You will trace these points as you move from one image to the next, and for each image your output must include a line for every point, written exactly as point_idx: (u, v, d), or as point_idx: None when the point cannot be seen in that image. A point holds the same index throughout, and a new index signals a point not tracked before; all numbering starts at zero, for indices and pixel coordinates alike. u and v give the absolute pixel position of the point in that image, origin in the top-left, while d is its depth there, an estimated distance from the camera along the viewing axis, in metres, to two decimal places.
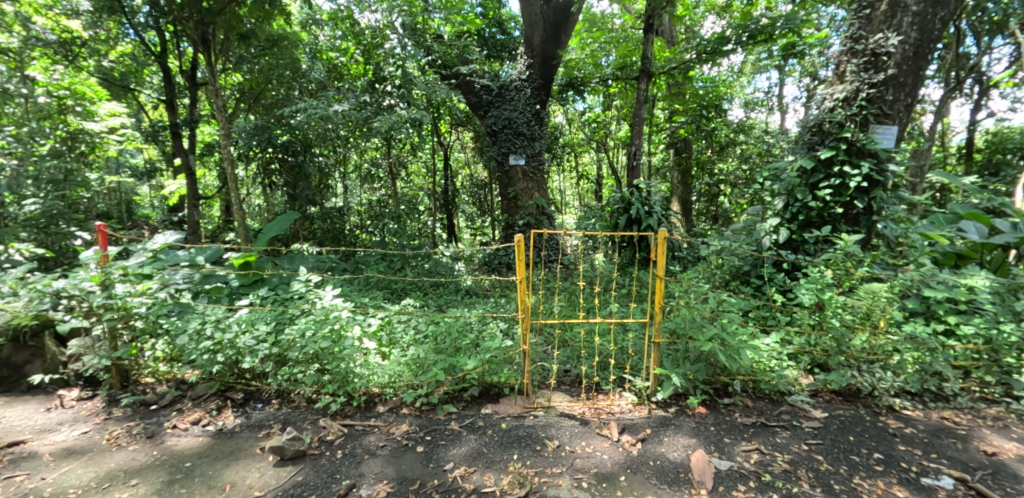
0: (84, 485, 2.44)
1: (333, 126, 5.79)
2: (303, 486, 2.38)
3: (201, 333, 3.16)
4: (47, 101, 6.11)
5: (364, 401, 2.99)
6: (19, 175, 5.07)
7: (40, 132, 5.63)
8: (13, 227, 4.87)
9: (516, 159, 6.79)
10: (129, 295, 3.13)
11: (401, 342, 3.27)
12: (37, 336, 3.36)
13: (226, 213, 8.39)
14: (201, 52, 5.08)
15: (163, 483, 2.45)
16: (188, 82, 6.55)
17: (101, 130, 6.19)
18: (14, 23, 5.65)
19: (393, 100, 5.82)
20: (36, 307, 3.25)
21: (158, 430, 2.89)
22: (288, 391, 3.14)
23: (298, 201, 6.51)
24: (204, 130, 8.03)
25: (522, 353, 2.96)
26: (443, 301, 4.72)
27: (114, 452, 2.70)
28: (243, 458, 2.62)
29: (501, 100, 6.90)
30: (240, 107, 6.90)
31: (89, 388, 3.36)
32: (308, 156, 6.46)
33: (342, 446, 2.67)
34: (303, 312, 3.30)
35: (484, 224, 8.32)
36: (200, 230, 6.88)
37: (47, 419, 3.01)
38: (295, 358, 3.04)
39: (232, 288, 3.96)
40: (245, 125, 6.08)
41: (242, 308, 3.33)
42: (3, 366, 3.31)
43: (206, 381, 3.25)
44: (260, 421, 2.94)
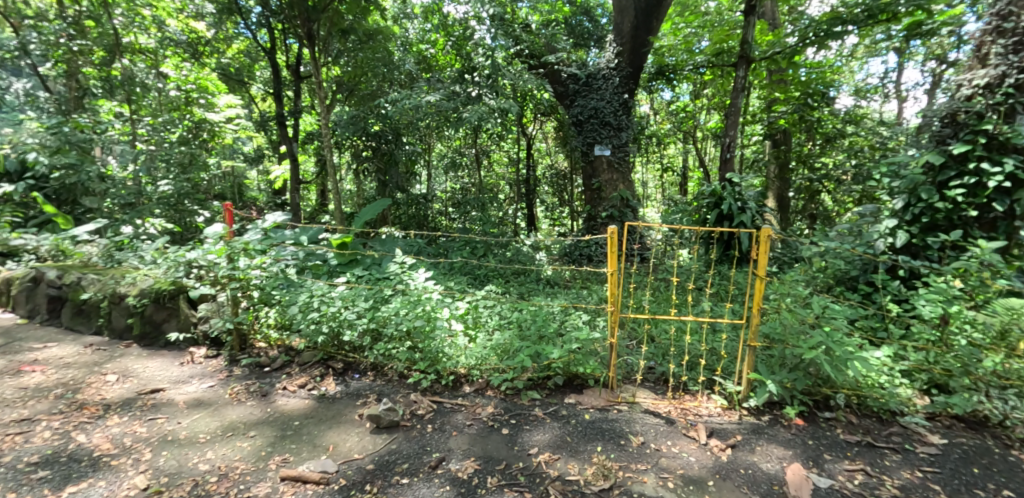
0: (211, 432, 2.77)
1: (424, 115, 6.00)
2: (396, 454, 2.53)
3: (308, 306, 3.45)
4: (177, 95, 6.87)
5: (452, 381, 3.12)
6: (154, 158, 6.08)
7: (172, 122, 6.36)
8: (150, 204, 5.77)
9: (601, 149, 6.69)
10: (249, 267, 3.50)
11: (486, 325, 3.36)
12: (174, 299, 3.82)
13: (322, 197, 9.06)
14: (307, 48, 5.59)
15: (276, 437, 2.72)
16: (293, 76, 7.14)
17: (221, 120, 6.78)
18: (151, 26, 6.70)
19: (481, 90, 5.80)
20: (173, 274, 3.73)
21: (270, 391, 3.19)
22: (382, 365, 3.35)
23: (389, 187, 6.89)
24: (306, 120, 8.72)
25: (610, 346, 2.92)
26: (524, 289, 4.77)
27: (235, 406, 3.03)
28: (343, 423, 2.83)
29: (587, 89, 6.78)
30: (338, 98, 7.40)
31: (214, 348, 3.77)
32: (398, 145, 6.79)
33: (431, 421, 2.81)
34: (397, 292, 3.49)
35: (563, 215, 8.21)
36: (300, 212, 7.46)
37: (180, 372, 3.45)
38: (390, 334, 3.24)
39: (331, 266, 4.24)
40: (341, 117, 6.50)
41: (342, 284, 3.59)
42: (148, 323, 3.85)
43: (311, 349, 3.52)
44: (357, 390, 3.16)
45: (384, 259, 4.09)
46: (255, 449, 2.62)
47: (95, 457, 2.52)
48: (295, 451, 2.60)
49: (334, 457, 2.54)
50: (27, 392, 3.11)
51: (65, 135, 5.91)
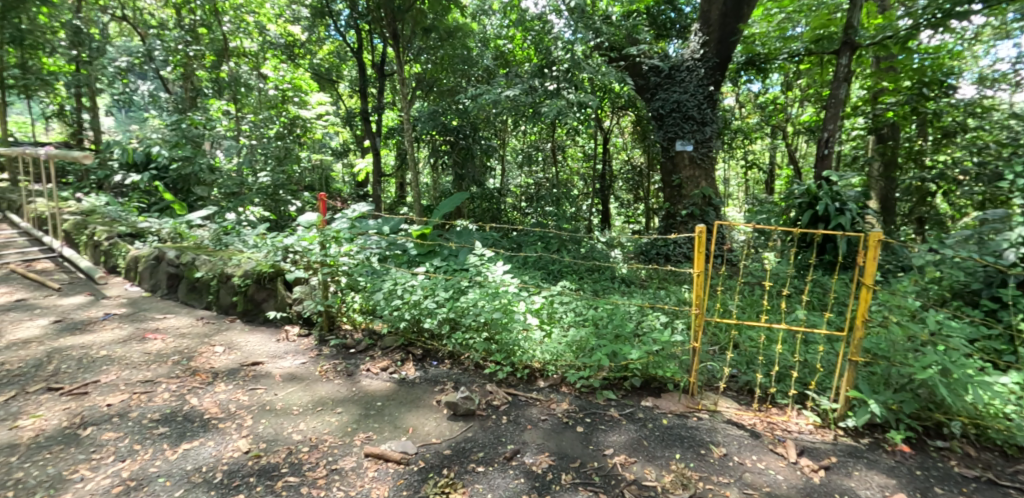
0: (303, 405, 2.99)
1: (501, 110, 6.05)
2: (472, 442, 2.61)
3: (392, 293, 3.62)
4: (275, 94, 7.32)
5: (527, 374, 3.17)
6: (254, 152, 6.65)
7: (271, 119, 6.93)
8: (251, 194, 6.40)
9: (682, 145, 6.42)
10: (338, 254, 3.73)
11: (562, 321, 3.37)
12: (273, 281, 4.17)
13: (401, 190, 9.48)
14: (393, 47, 5.87)
15: (361, 415, 2.89)
16: (377, 74, 7.50)
17: (312, 117, 7.26)
18: (253, 31, 7.73)
19: (559, 84, 5.79)
20: (272, 258, 4.07)
21: (355, 371, 3.40)
22: (459, 354, 3.46)
23: (465, 181, 7.00)
24: (388, 115, 9.15)
25: (692, 351, 2.80)
26: (599, 286, 4.71)
27: (324, 383, 3.26)
28: (421, 407, 2.96)
29: (670, 82, 6.49)
30: (418, 95, 7.68)
31: (305, 327, 4.07)
32: (475, 139, 6.93)
33: (506, 412, 2.86)
34: (475, 284, 3.57)
35: (638, 212, 8.17)
36: (382, 204, 7.85)
37: (277, 348, 3.76)
38: (468, 325, 3.32)
39: (411, 256, 4.41)
40: (421, 113, 6.75)
41: (422, 274, 3.73)
42: (250, 301, 4.23)
43: (392, 334, 3.70)
44: (435, 376, 3.29)
45: (462, 250, 4.21)
46: (342, 425, 2.80)
47: (206, 419, 2.81)
48: (378, 430, 2.75)
49: (413, 439, 2.66)
50: (151, 356, 3.52)
51: (183, 131, 6.79)
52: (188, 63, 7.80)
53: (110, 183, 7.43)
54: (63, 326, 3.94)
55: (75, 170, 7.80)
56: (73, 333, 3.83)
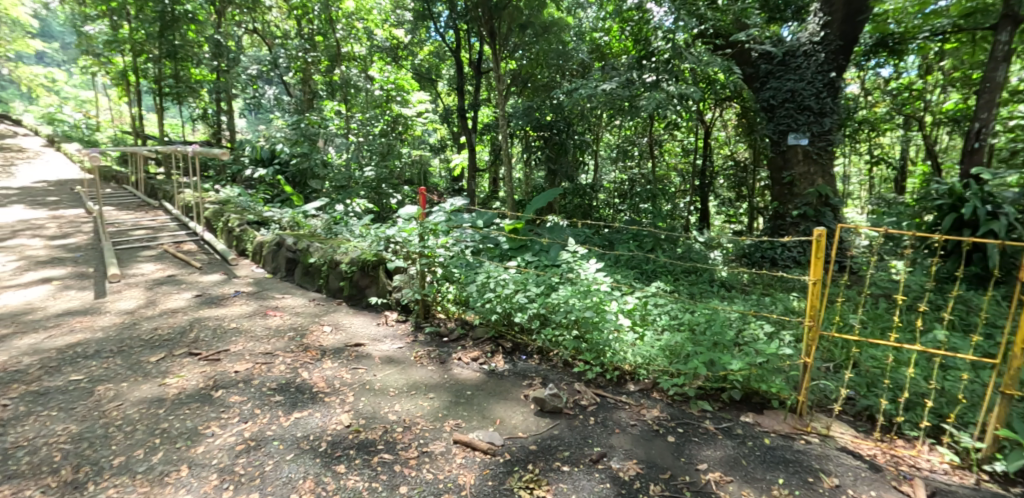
0: (399, 387, 3.17)
1: (596, 105, 5.93)
2: (558, 441, 2.61)
3: (485, 286, 3.73)
4: (380, 94, 7.77)
5: (616, 376, 3.13)
6: (361, 148, 7.21)
7: (377, 118, 7.45)
8: (358, 187, 6.94)
9: (796, 138, 5.87)
10: (435, 246, 3.90)
11: (656, 324, 3.31)
12: (375, 269, 4.48)
13: (494, 184, 9.70)
14: (490, 45, 6.04)
15: (451, 402, 3.00)
16: (474, 72, 7.71)
17: (413, 115, 7.64)
18: (363, 36, 8.49)
19: (658, 76, 5.49)
20: (376, 247, 4.36)
21: (447, 359, 3.55)
22: (548, 350, 3.49)
23: (558, 175, 7.11)
24: (484, 112, 9.39)
25: (803, 367, 2.55)
26: (695, 289, 4.47)
27: (419, 368, 3.43)
28: (509, 400, 3.01)
29: (783, 69, 5.88)
30: (513, 91, 7.78)
31: (402, 313, 4.32)
32: (569, 134, 6.88)
33: (594, 414, 2.83)
34: (567, 281, 3.57)
35: (740, 211, 7.61)
36: (476, 198, 8.10)
37: (378, 331, 4.04)
38: (558, 322, 3.33)
39: (503, 250, 4.50)
40: (516, 109, 6.83)
41: (514, 269, 3.80)
42: (354, 286, 4.58)
43: (483, 326, 3.81)
44: (523, 371, 3.35)
45: (554, 247, 4.23)
46: (433, 409, 2.93)
47: (314, 392, 3.08)
48: (467, 418, 2.84)
49: (501, 431, 2.72)
50: (271, 331, 3.95)
51: (303, 130, 7.55)
52: (307, 68, 8.65)
53: (243, 177, 8.45)
54: (203, 300, 4.54)
55: (215, 165, 8.97)
56: (211, 306, 4.40)
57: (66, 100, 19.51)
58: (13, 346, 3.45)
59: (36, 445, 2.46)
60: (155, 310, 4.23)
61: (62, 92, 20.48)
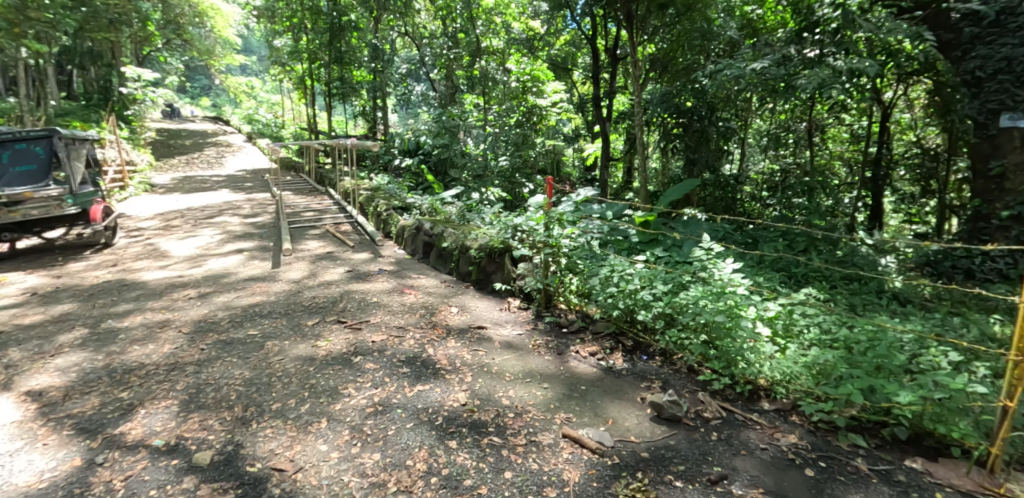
0: (514, 373, 3.22)
1: (745, 87, 5.31)
2: (674, 452, 2.43)
3: (608, 279, 3.60)
4: (517, 86, 7.89)
5: (748, 391, 2.83)
6: (498, 139, 7.54)
7: (512, 110, 7.64)
8: (494, 177, 7.29)
9: (1010, 119, 4.55)
10: (561, 236, 3.88)
11: (802, 337, 2.85)
12: (502, 256, 4.62)
13: (627, 175, 9.36)
14: (628, 30, 5.79)
15: (564, 395, 2.97)
16: (610, 58, 7.47)
17: (548, 105, 7.65)
18: (501, 30, 8.73)
19: (823, 50, 4.73)
20: (504, 235, 4.51)
21: (565, 351, 3.52)
22: (671, 353, 3.29)
23: (696, 166, 6.41)
24: (619, 100, 9.08)
25: (1001, 412, 2.01)
26: (857, 300, 3.79)
27: (535, 356, 3.46)
28: (624, 401, 2.89)
29: (999, 30, 4.52)
30: (650, 76, 7.36)
31: (524, 301, 4.40)
32: (712, 121, 6.26)
33: (718, 429, 2.59)
34: (698, 280, 3.27)
35: (926, 210, 6.31)
36: (607, 188, 7.89)
37: (500, 316, 4.18)
38: (685, 324, 3.08)
39: (632, 243, 4.27)
40: (654, 95, 6.43)
41: (641, 263, 3.61)
42: (482, 271, 4.78)
43: (605, 321, 3.71)
44: (643, 372, 3.20)
45: (687, 242, 3.91)
46: (546, 400, 2.92)
47: (437, 368, 3.27)
48: (579, 414, 2.78)
49: (612, 432, 2.62)
50: (405, 307, 4.30)
51: (444, 123, 8.00)
52: (451, 64, 9.24)
53: (393, 166, 9.37)
54: (353, 275, 5.13)
55: (370, 156, 10.07)
56: (360, 281, 4.95)
57: (265, 104, 23.62)
58: (214, 303, 4.28)
59: (221, 384, 3.01)
60: (316, 281, 4.90)
61: (258, 98, 24.73)
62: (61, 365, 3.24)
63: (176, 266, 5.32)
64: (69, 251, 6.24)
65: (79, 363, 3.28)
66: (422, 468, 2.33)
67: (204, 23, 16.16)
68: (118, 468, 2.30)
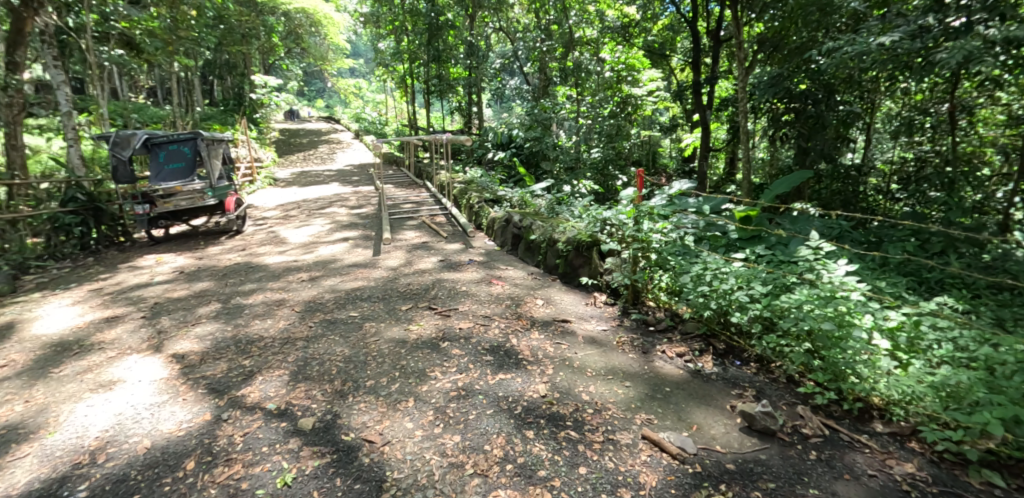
0: (596, 369, 3.18)
1: (870, 66, 4.68)
2: (764, 468, 2.27)
3: (700, 278, 3.40)
4: (610, 75, 7.82)
5: (858, 410, 2.56)
6: (591, 131, 7.41)
7: (605, 100, 7.46)
8: (585, 169, 7.18)
9: None
10: (651, 231, 3.73)
11: (930, 353, 2.48)
12: (589, 250, 4.56)
13: (729, 166, 8.74)
14: (731, 10, 5.38)
15: (647, 395, 2.87)
16: (713, 41, 7.01)
17: (643, 93, 7.34)
18: (594, 19, 8.53)
19: (974, 17, 4.02)
20: (592, 229, 4.44)
21: (650, 350, 3.40)
22: (769, 360, 3.05)
23: (810, 155, 5.81)
24: (722, 86, 8.48)
25: None
26: (1007, 313, 3.22)
27: (619, 353, 3.39)
28: (712, 408, 2.73)
29: None
30: (757, 58, 6.77)
31: (611, 296, 4.32)
32: (830, 105, 5.59)
33: (817, 448, 2.38)
34: (804, 282, 2.97)
35: None
36: (706, 181, 7.44)
37: (585, 310, 4.14)
38: (785, 330, 2.83)
39: (730, 240, 3.98)
40: (760, 79, 5.89)
41: (738, 262, 3.36)
42: (569, 265, 4.76)
43: (695, 321, 3.52)
44: (735, 378, 3.00)
45: (793, 240, 3.57)
46: (627, 399, 2.85)
47: (519, 359, 3.33)
48: (661, 416, 2.68)
49: (695, 438, 2.50)
50: (492, 297, 4.43)
51: (536, 116, 8.28)
52: (543, 57, 9.26)
53: (486, 159, 9.65)
54: (445, 264, 5.39)
55: (465, 150, 10.47)
56: (451, 270, 5.18)
57: (372, 103, 25.45)
58: (323, 286, 4.75)
59: (324, 359, 3.34)
60: (412, 269, 5.22)
61: (366, 97, 26.71)
62: (200, 334, 3.82)
63: (293, 252, 5.98)
64: (212, 236, 7.27)
65: (214, 332, 3.84)
66: (498, 454, 2.41)
67: (319, 32, 17.74)
68: (240, 425, 2.66)
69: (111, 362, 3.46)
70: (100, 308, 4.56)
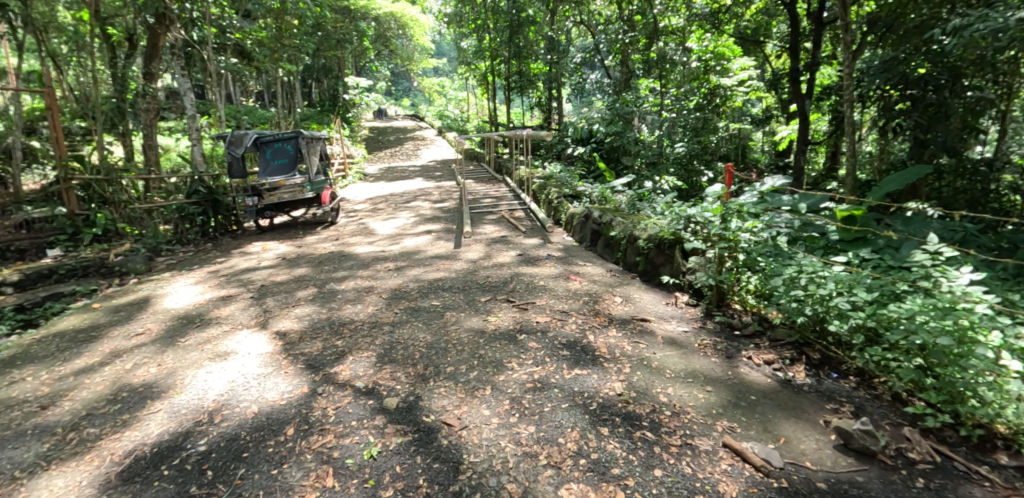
0: (675, 371, 3.08)
1: (1009, 43, 4.06)
2: (861, 491, 2.10)
3: (793, 281, 3.15)
4: (697, 65, 7.38)
5: (977, 437, 2.29)
6: (675, 124, 7.11)
7: (690, 92, 7.14)
8: (668, 164, 6.95)
9: None
10: (739, 229, 3.52)
11: None
12: (672, 248, 4.40)
13: (831, 160, 8.02)
14: None
15: (730, 402, 2.73)
16: (814, 24, 6.49)
17: (733, 84, 6.90)
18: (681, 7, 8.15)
19: None
20: (675, 226, 4.26)
21: (735, 355, 3.23)
22: (871, 374, 2.80)
23: (927, 149, 5.15)
24: (825, 72, 7.77)
25: None
26: None
27: (701, 357, 3.25)
28: (803, 421, 2.55)
29: None
30: (868, 41, 6.12)
31: (694, 297, 4.15)
32: (956, 90, 4.84)
33: (926, 474, 2.16)
34: (918, 290, 2.66)
35: None
36: (802, 177, 6.89)
37: (665, 310, 4.02)
38: (892, 342, 2.56)
39: (829, 241, 3.64)
40: (871, 64, 5.30)
41: (839, 265, 3.08)
42: (650, 262, 4.63)
43: (786, 327, 3.29)
44: (831, 391, 2.78)
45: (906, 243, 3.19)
46: (708, 404, 2.73)
47: (596, 355, 3.31)
48: (744, 425, 2.54)
49: (783, 452, 2.35)
50: (569, 292, 4.43)
51: (618, 109, 7.99)
52: (625, 49, 9.02)
53: (565, 154, 9.62)
54: (524, 258, 5.47)
55: (545, 145, 10.50)
56: (529, 264, 5.25)
57: (454, 101, 26.27)
58: (407, 275, 5.01)
59: (408, 344, 3.53)
60: (491, 262, 5.34)
61: (449, 95, 27.61)
62: (299, 314, 4.19)
63: (380, 243, 6.35)
64: (309, 226, 7.93)
65: (310, 313, 4.20)
66: (572, 448, 2.42)
67: (406, 34, 18.55)
68: (332, 399, 2.90)
69: (226, 335, 3.90)
70: (217, 288, 5.14)
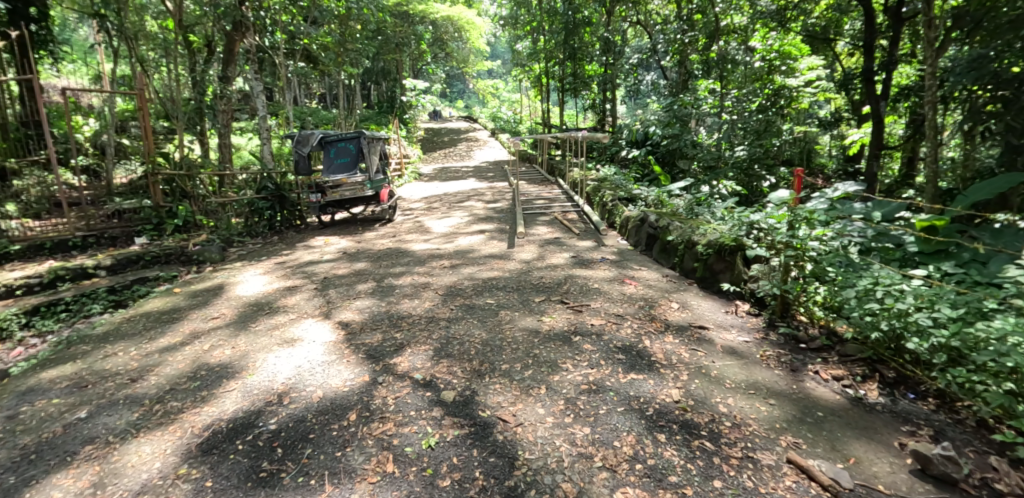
0: (736, 382, 2.99)
1: None
2: None
3: (868, 294, 2.97)
4: (761, 65, 7.21)
5: None
6: (735, 126, 6.79)
7: (753, 93, 6.88)
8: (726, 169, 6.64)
9: None
10: (808, 237, 3.36)
11: None
12: (733, 254, 4.27)
13: (909, 166, 7.49)
14: None
15: (795, 417, 2.62)
16: (891, 20, 6.07)
17: (800, 84, 6.59)
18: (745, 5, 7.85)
19: None
20: (736, 232, 4.22)
21: (800, 368, 3.10)
22: (954, 398, 2.60)
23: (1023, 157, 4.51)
24: (904, 72, 7.28)
25: None
26: None
27: (764, 368, 3.13)
28: (877, 442, 2.41)
29: None
30: (954, 37, 5.67)
31: (756, 306, 4.00)
32: None
33: None
34: (1011, 309, 2.45)
35: None
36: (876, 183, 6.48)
37: (725, 318, 3.90)
38: (979, 363, 2.38)
39: (907, 253, 3.41)
40: (957, 62, 4.88)
41: (919, 279, 2.88)
42: (708, 269, 4.51)
43: (857, 343, 3.11)
44: (908, 413, 2.61)
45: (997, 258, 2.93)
46: (771, 418, 2.63)
47: (652, 360, 3.27)
48: (811, 443, 2.44)
49: (854, 473, 2.23)
50: (624, 296, 4.39)
51: (676, 112, 8.01)
52: (684, 49, 8.81)
53: (620, 157, 9.52)
54: (577, 261, 5.45)
55: (599, 147, 10.44)
56: (583, 267, 5.23)
57: (507, 103, 26.57)
58: (462, 273, 5.12)
59: (464, 340, 3.62)
60: (544, 263, 5.36)
61: (502, 97, 27.96)
62: (360, 306, 4.38)
63: (435, 241, 6.52)
64: (368, 223, 8.25)
65: (371, 306, 4.38)
66: (628, 452, 2.40)
67: (461, 37, 18.92)
68: (393, 389, 3.02)
69: (293, 323, 4.14)
70: (283, 278, 5.45)
